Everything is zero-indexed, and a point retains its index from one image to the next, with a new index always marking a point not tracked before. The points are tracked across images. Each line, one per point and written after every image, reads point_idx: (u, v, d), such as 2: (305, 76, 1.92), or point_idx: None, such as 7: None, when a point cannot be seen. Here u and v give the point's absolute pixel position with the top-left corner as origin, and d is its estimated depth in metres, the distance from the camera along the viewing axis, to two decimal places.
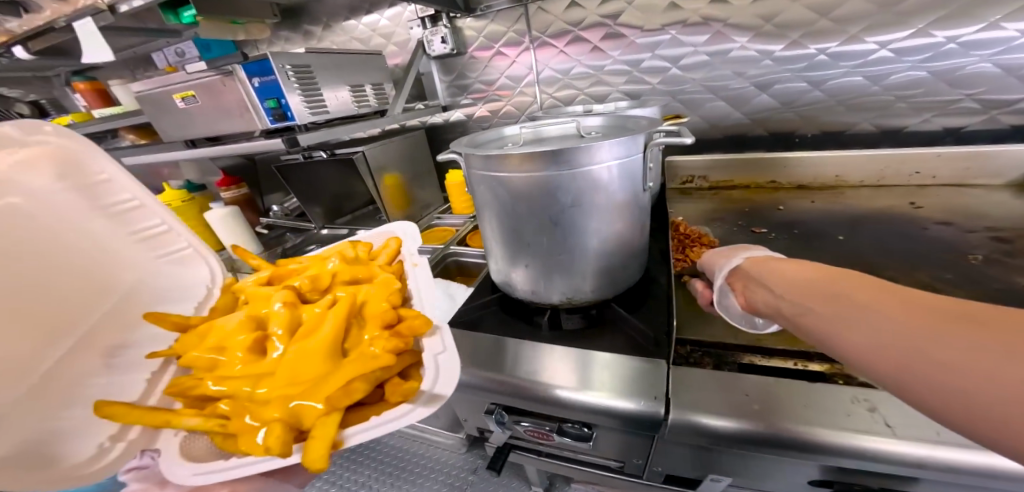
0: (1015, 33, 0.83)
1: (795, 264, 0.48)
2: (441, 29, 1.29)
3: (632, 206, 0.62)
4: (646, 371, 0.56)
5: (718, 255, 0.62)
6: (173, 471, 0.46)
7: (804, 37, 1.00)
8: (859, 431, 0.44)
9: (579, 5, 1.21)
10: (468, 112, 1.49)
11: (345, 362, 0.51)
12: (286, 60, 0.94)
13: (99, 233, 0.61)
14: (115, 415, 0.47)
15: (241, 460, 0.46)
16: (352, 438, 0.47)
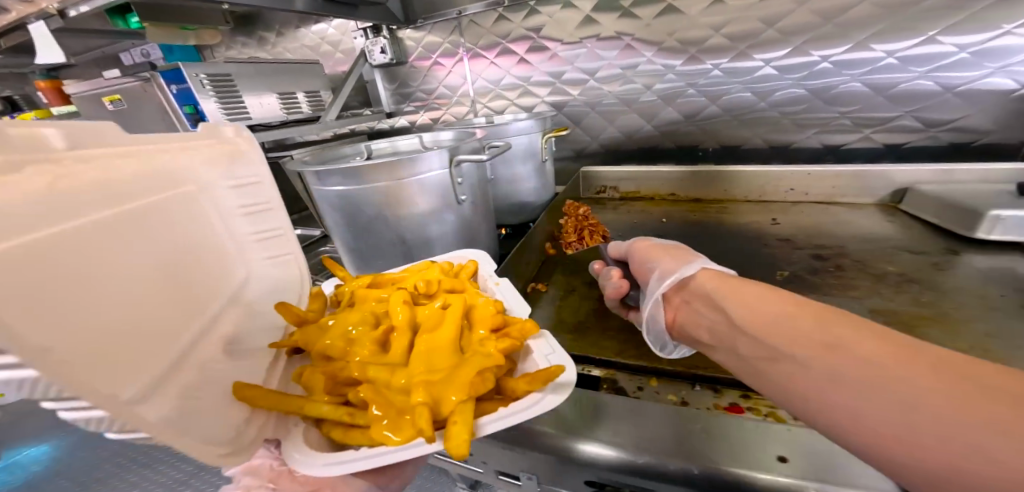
0: (881, 54, 0.86)
1: (744, 282, 0.42)
2: (380, 39, 1.25)
3: (452, 215, 0.66)
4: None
5: (648, 253, 0.55)
6: (301, 464, 0.35)
7: (700, 53, 1.03)
8: (582, 435, 0.43)
9: (506, 18, 1.23)
10: (410, 120, 1.44)
11: (467, 358, 0.40)
12: (200, 70, 0.98)
13: (238, 220, 0.49)
14: (252, 399, 0.36)
15: (367, 450, 0.35)
16: (483, 429, 0.36)
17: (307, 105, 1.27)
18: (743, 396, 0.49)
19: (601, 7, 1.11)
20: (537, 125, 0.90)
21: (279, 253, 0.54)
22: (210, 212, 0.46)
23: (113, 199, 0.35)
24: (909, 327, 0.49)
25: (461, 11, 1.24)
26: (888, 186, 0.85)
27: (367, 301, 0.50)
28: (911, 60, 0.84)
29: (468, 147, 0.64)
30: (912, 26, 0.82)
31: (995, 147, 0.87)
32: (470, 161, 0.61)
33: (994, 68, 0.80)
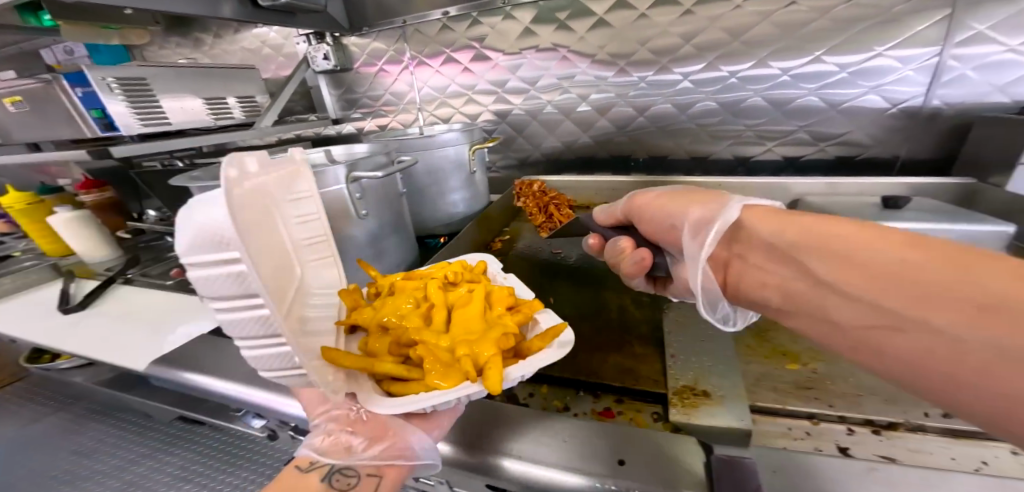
0: (778, 71, 0.95)
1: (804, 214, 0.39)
2: (323, 46, 1.23)
3: (358, 230, 0.66)
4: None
5: (666, 205, 0.53)
6: (376, 406, 0.43)
7: (628, 65, 1.07)
8: (510, 454, 0.45)
9: (449, 27, 1.19)
10: (359, 126, 1.42)
11: (494, 324, 0.47)
12: (107, 73, 0.92)
13: (296, 226, 0.45)
14: (337, 359, 0.42)
15: (427, 393, 0.42)
16: (512, 375, 0.43)
17: (240, 111, 1.25)
18: (617, 401, 0.54)
19: (538, 20, 1.10)
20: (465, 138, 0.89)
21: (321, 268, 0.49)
22: (292, 219, 0.44)
23: (264, 202, 0.37)
24: (762, 330, 0.57)
25: (405, 20, 1.21)
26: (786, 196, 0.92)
27: (406, 287, 0.55)
28: (802, 77, 0.93)
29: (369, 163, 0.64)
30: (803, 46, 0.91)
31: (875, 161, 0.97)
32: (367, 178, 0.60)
33: (870, 87, 0.90)
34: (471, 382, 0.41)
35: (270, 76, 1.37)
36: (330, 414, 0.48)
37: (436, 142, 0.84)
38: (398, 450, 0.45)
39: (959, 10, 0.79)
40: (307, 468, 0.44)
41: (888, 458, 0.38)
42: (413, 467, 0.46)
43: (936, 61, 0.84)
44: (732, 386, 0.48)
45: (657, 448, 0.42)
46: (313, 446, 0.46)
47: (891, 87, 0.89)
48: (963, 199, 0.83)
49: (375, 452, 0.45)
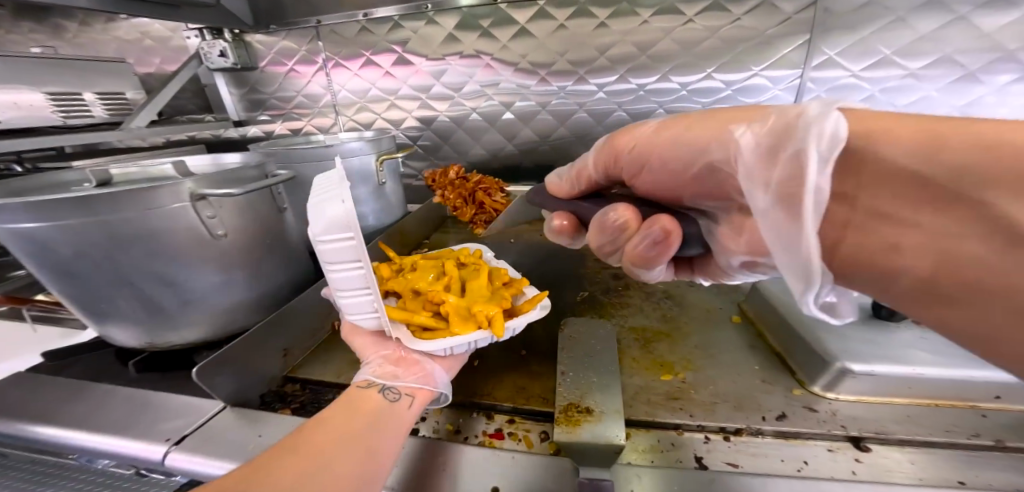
0: (678, 86, 1.01)
1: (937, 121, 0.32)
2: (219, 42, 1.13)
3: (215, 254, 0.57)
4: (198, 408, 0.53)
5: (687, 136, 0.46)
6: (417, 344, 0.52)
7: (548, 75, 1.07)
8: None
9: (367, 30, 1.13)
10: (267, 129, 1.32)
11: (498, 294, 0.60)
12: None
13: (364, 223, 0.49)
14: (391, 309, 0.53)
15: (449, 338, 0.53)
16: (514, 327, 0.56)
17: (101, 110, 1.08)
18: (508, 422, 0.51)
19: (462, 25, 1.07)
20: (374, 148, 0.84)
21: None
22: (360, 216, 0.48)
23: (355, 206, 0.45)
24: (647, 342, 0.61)
25: (319, 19, 1.13)
26: None
27: (425, 264, 0.66)
28: (697, 92, 1.00)
29: (249, 173, 0.60)
30: (698, 64, 0.97)
31: None
32: (221, 195, 0.52)
33: (750, 104, 0.99)
34: (481, 331, 0.53)
35: (154, 71, 1.24)
36: (378, 354, 0.55)
37: (336, 151, 0.79)
38: (428, 378, 0.51)
39: (815, 36, 0.89)
40: (363, 387, 0.49)
41: (732, 465, 0.42)
42: (430, 395, 0.51)
43: (799, 83, 0.94)
44: (612, 401, 0.48)
45: (532, 472, 0.43)
46: (366, 374, 0.51)
47: (766, 104, 0.98)
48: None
49: (413, 378, 0.51)
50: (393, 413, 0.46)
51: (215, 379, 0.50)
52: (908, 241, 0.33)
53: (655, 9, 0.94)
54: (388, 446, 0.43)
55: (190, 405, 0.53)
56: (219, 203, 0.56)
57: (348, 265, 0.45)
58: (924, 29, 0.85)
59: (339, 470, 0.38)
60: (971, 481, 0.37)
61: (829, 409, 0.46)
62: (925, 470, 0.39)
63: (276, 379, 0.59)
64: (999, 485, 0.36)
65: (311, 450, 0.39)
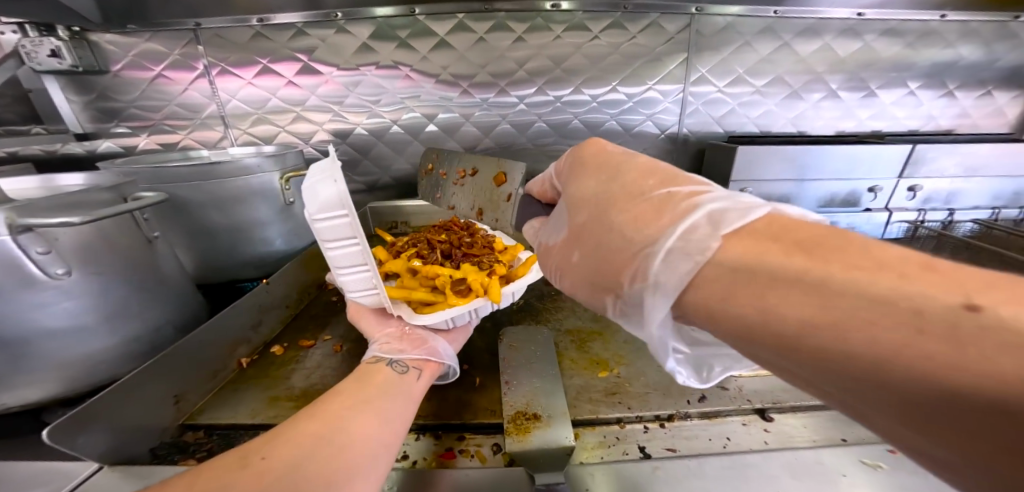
0: (590, 98, 1.09)
1: (769, 274, 0.28)
2: (50, 40, 0.92)
3: (58, 297, 0.46)
4: (65, 471, 0.41)
5: (577, 278, 0.46)
6: (419, 318, 0.54)
7: (470, 87, 1.08)
8: None
9: (264, 35, 1.02)
10: (127, 143, 1.10)
11: (492, 264, 0.61)
12: None
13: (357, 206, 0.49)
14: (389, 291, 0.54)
15: (451, 309, 0.55)
16: (507, 293, 0.58)
17: None
18: (457, 439, 0.49)
19: (377, 36, 1.03)
20: (278, 164, 0.75)
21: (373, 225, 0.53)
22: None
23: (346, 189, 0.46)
24: (583, 342, 0.63)
25: (199, 22, 0.99)
26: None
27: (427, 242, 0.67)
28: (606, 103, 1.09)
29: (96, 198, 0.49)
30: (604, 76, 1.06)
31: None
32: (56, 225, 0.41)
33: (647, 115, 1.10)
34: (479, 301, 0.56)
35: None
36: (384, 333, 0.55)
37: (231, 170, 0.69)
38: (433, 352, 0.52)
39: (691, 55, 1.04)
40: (372, 362, 0.49)
41: (671, 450, 0.46)
42: (438, 370, 0.52)
43: (682, 97, 1.08)
44: (558, 404, 0.49)
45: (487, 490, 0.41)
46: (375, 352, 0.51)
47: (660, 116, 1.10)
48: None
49: (419, 351, 0.51)
50: (403, 384, 0.46)
51: (78, 439, 0.39)
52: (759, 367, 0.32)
53: (567, 25, 1.01)
54: (399, 413, 0.42)
55: (49, 471, 0.42)
56: (55, 234, 0.45)
57: (342, 241, 0.45)
58: (764, 52, 1.05)
59: (354, 432, 0.37)
60: (849, 437, 0.46)
61: (736, 385, 0.54)
62: (816, 432, 0.47)
63: (169, 430, 0.48)
64: (868, 437, 0.46)
65: (328, 415, 0.38)
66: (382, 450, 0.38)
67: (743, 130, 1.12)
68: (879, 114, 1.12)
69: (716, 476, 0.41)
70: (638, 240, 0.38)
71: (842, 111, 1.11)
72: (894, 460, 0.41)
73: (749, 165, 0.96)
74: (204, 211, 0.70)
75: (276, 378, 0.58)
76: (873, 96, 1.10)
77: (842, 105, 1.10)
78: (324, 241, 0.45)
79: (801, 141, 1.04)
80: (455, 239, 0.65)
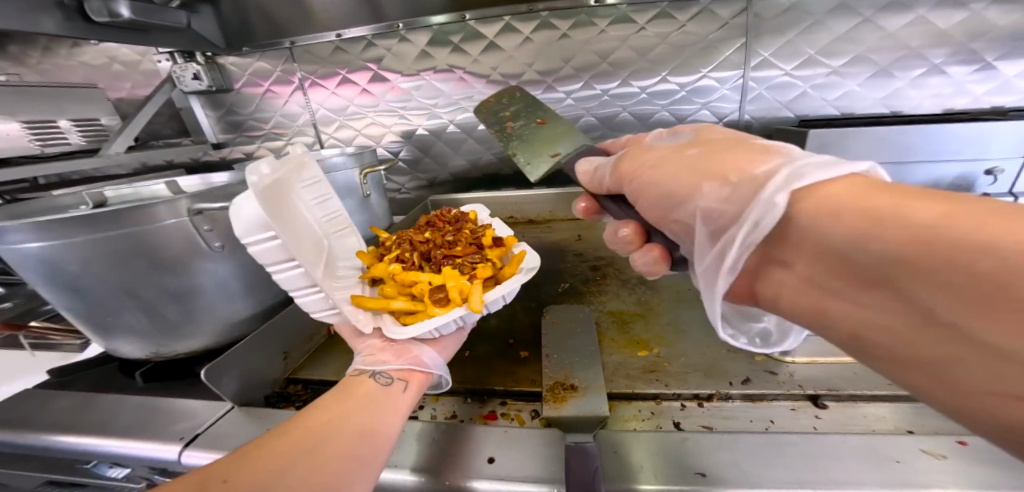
0: (638, 90, 1.08)
1: (897, 194, 0.27)
2: (192, 65, 1.15)
3: (217, 263, 0.61)
4: (203, 412, 0.55)
5: (671, 181, 0.44)
6: (394, 332, 0.56)
7: (520, 84, 1.13)
8: (420, 467, 0.46)
9: (341, 49, 1.17)
10: (245, 151, 1.33)
11: (474, 269, 0.61)
12: None
13: (313, 209, 0.59)
14: (363, 303, 0.57)
15: (429, 319, 0.55)
16: (490, 298, 0.58)
17: (82, 138, 1.08)
18: (500, 403, 0.55)
19: (434, 42, 1.13)
20: (355, 162, 0.89)
21: (336, 227, 0.65)
22: (309, 199, 0.59)
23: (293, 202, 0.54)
24: (625, 323, 0.66)
25: (294, 41, 1.17)
26: None
27: (414, 244, 0.68)
28: (656, 94, 1.07)
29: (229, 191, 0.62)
30: (654, 67, 1.05)
31: None
32: (215, 209, 0.57)
33: (703, 103, 1.06)
34: (461, 308, 0.56)
35: (125, 96, 1.23)
36: (366, 343, 0.59)
37: (324, 167, 0.83)
38: (417, 362, 0.55)
39: (750, 40, 0.99)
40: (356, 375, 0.53)
41: (706, 426, 0.47)
42: (428, 378, 0.55)
43: (742, 83, 1.03)
44: (594, 378, 0.52)
45: (523, 443, 0.47)
46: (359, 364, 0.55)
47: (717, 103, 1.06)
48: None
49: (402, 362, 0.55)
50: (385, 396, 0.50)
51: (219, 380, 0.53)
52: (844, 306, 0.30)
53: (611, 19, 1.02)
54: (382, 425, 0.46)
55: (197, 408, 0.56)
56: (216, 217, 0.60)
57: (285, 264, 0.51)
58: (839, 30, 0.96)
59: (331, 449, 0.41)
60: (917, 429, 0.44)
61: (787, 371, 0.53)
62: (878, 423, 0.45)
63: (278, 381, 0.61)
64: (939, 430, 0.43)
65: (303, 434, 0.42)
66: (377, 446, 0.44)
67: (817, 114, 1.03)
68: (1001, 89, 0.96)
69: (752, 451, 0.42)
70: (771, 158, 0.38)
71: (950, 88, 0.97)
72: (962, 454, 0.39)
73: (825, 149, 0.89)
74: None
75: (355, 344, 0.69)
76: (988, 68, 0.95)
77: (950, 81, 0.97)
78: (268, 267, 0.51)
79: (892, 121, 0.93)
80: (438, 241, 0.68)
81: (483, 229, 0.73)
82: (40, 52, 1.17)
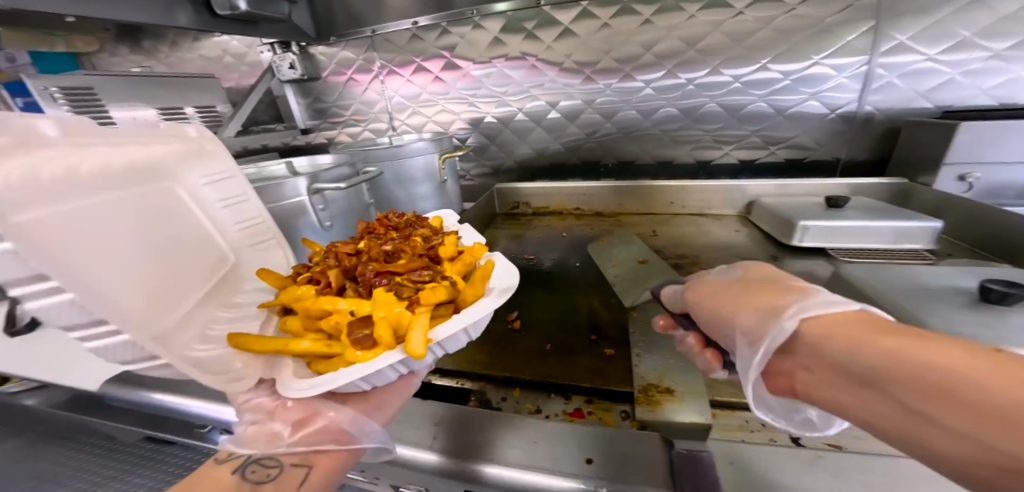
0: (731, 79, 1.00)
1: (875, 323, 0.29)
2: (289, 55, 1.23)
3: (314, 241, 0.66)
4: None
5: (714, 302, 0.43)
6: (296, 390, 0.40)
7: (595, 73, 1.10)
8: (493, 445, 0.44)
9: (418, 37, 1.19)
10: (329, 136, 1.41)
11: (417, 292, 0.44)
12: (50, 82, 0.91)
13: (208, 201, 0.49)
14: (243, 344, 0.40)
15: (350, 367, 0.40)
16: (439, 333, 0.42)
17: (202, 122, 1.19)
18: (585, 401, 0.55)
19: (507, 28, 1.11)
20: (433, 148, 0.91)
21: (257, 241, 0.54)
22: (204, 191, 0.49)
23: (132, 181, 0.40)
24: None
25: (375, 29, 1.21)
26: (738, 199, 1.00)
27: (344, 257, 0.52)
28: (752, 83, 0.99)
29: (333, 174, 0.65)
30: (752, 54, 0.97)
31: (818, 164, 1.04)
32: (330, 189, 0.63)
33: (811, 93, 0.97)
34: (394, 351, 0.40)
35: (233, 85, 1.34)
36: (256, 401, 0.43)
37: (406, 151, 0.86)
38: (333, 434, 0.41)
39: (882, 23, 0.88)
40: (221, 460, 0.39)
41: (833, 445, 0.43)
42: (353, 452, 0.41)
43: (867, 70, 0.92)
44: (691, 382, 0.49)
45: (596, 434, 0.44)
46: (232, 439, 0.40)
47: (830, 93, 0.96)
48: (896, 197, 0.91)
49: (307, 436, 0.41)
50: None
51: None
52: (847, 400, 0.30)
53: (702, 4, 0.96)
54: None
55: None
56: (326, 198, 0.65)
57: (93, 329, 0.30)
58: (1006, 10, 0.83)
59: None
60: None
61: None
62: None
63: None
64: None
65: None
66: None
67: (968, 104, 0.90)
68: None
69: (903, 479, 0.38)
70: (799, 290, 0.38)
71: None
72: None
73: (975, 145, 0.77)
74: (384, 186, 0.88)
75: None
76: None
77: None
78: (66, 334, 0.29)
79: None
80: (375, 251, 0.51)
81: (436, 238, 0.57)
82: (169, 47, 1.31)
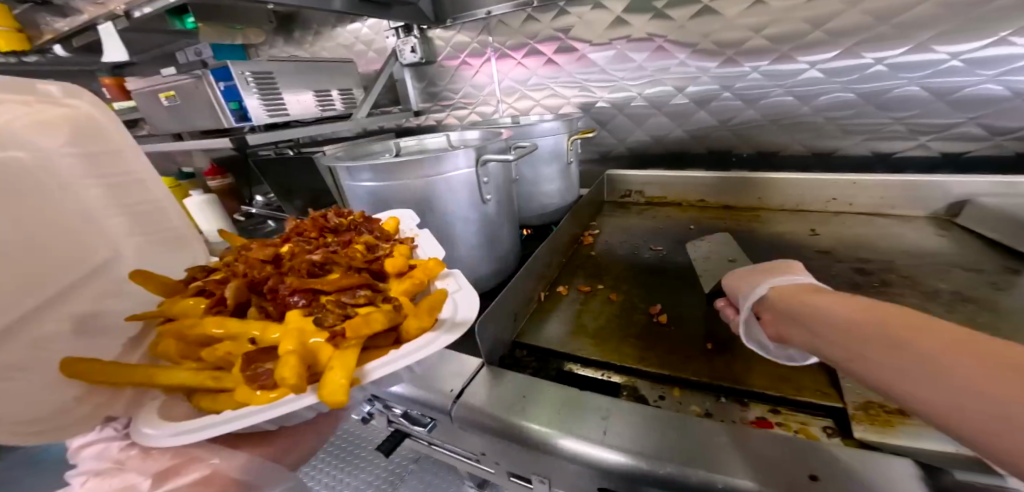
0: (945, 55, 0.84)
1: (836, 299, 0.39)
2: (411, 38, 1.26)
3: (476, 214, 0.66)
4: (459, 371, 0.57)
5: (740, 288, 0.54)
6: (154, 440, 0.34)
7: (738, 55, 0.99)
8: (648, 445, 0.41)
9: (534, 18, 1.16)
10: (438, 118, 1.45)
11: (337, 323, 0.39)
12: (246, 68, 0.97)
13: (81, 191, 0.50)
14: (82, 376, 0.36)
15: (233, 413, 0.34)
16: (372, 374, 0.37)
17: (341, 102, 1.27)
18: (772, 411, 0.48)
19: (632, 8, 1.05)
20: (562, 128, 0.88)
21: (149, 227, 0.58)
22: (75, 174, 0.50)
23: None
24: None
25: (490, 11, 1.20)
26: (947, 197, 0.84)
27: (271, 271, 0.48)
28: (976, 62, 0.82)
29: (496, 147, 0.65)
30: (985, 25, 0.79)
31: None
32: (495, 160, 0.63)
33: None
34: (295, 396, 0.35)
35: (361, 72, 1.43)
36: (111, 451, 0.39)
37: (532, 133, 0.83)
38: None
39: None
40: None
41: None
42: None
43: None
44: None
45: (776, 448, 0.39)
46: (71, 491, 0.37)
47: None
48: None
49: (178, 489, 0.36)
50: None
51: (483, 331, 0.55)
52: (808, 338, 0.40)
53: None
54: None
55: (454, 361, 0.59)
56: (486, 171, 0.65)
57: None
58: None
59: None
60: None
61: None
62: None
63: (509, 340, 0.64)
64: None
65: None
66: None
67: None
68: None
69: None
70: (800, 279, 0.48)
71: None
72: None
73: None
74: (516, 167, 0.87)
75: (573, 322, 0.69)
76: None
77: None
78: None
79: None
80: (297, 268, 0.47)
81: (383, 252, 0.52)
82: (313, 37, 1.43)
